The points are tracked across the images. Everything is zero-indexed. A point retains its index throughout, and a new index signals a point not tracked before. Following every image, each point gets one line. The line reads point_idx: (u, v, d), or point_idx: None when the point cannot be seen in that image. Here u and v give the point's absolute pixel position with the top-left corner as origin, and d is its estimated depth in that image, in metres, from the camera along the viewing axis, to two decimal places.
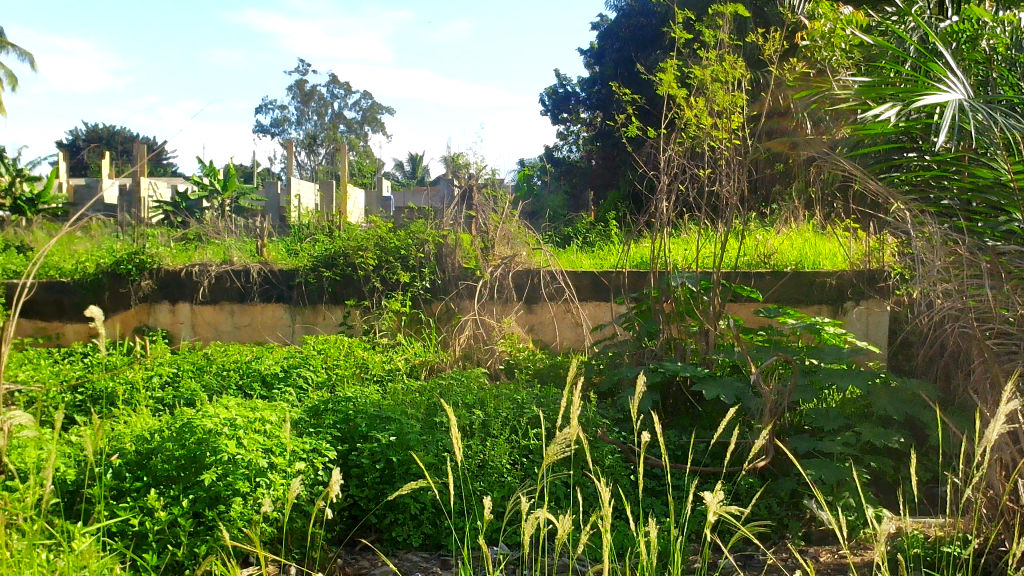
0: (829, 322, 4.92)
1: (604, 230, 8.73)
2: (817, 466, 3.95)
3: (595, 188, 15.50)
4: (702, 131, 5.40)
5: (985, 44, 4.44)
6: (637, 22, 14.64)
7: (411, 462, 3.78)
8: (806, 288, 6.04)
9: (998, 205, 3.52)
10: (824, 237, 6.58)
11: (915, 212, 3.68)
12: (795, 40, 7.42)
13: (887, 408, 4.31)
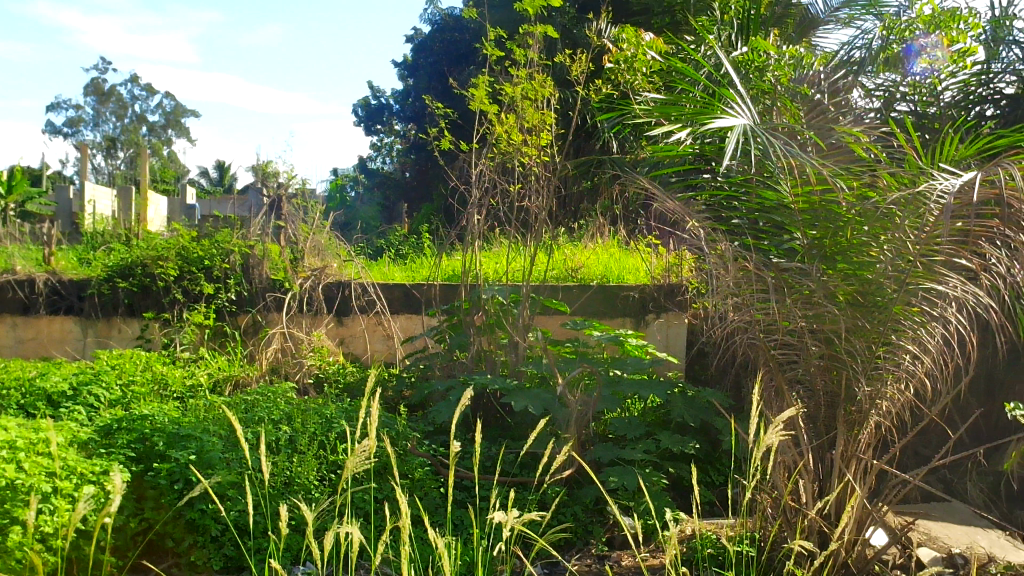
0: (631, 334, 5.14)
1: (416, 243, 8.73)
2: (619, 473, 4.09)
3: (409, 200, 15.48)
4: (512, 148, 5.50)
5: (770, 78, 4.82)
6: (451, 37, 14.81)
7: (212, 481, 3.63)
8: (610, 301, 6.27)
9: (782, 225, 3.76)
10: (628, 252, 6.85)
11: (708, 231, 3.90)
12: (601, 62, 7.73)
13: (684, 416, 4.54)
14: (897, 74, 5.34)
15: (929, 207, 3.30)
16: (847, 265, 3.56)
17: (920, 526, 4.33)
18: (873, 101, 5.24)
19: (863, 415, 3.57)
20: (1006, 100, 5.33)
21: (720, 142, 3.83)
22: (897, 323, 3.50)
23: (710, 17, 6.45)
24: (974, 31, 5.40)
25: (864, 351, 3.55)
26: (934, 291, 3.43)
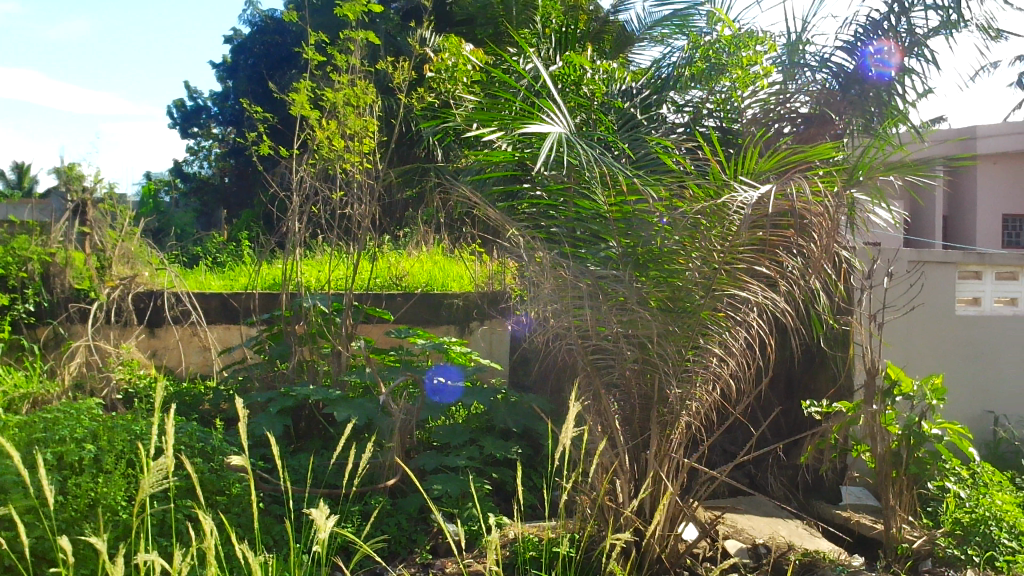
0: (455, 341, 5.16)
1: (235, 250, 8.45)
2: (444, 481, 4.10)
3: (228, 207, 14.96)
4: (334, 155, 5.41)
5: (585, 90, 5.12)
6: (271, 40, 14.45)
7: (5, 506, 3.37)
8: (434, 309, 6.26)
9: (598, 233, 3.89)
10: (452, 260, 6.89)
11: (528, 238, 3.97)
12: (423, 70, 7.75)
13: (506, 421, 4.61)
14: (702, 91, 5.54)
15: (730, 216, 3.49)
16: (659, 273, 3.72)
17: (727, 520, 4.57)
18: (682, 117, 5.52)
19: (675, 415, 3.76)
20: (800, 119, 5.81)
21: (538, 150, 3.92)
22: (704, 328, 3.70)
23: (532, 30, 6.57)
24: (772, 53, 5.76)
25: (674, 354, 3.73)
26: (738, 296, 3.65)
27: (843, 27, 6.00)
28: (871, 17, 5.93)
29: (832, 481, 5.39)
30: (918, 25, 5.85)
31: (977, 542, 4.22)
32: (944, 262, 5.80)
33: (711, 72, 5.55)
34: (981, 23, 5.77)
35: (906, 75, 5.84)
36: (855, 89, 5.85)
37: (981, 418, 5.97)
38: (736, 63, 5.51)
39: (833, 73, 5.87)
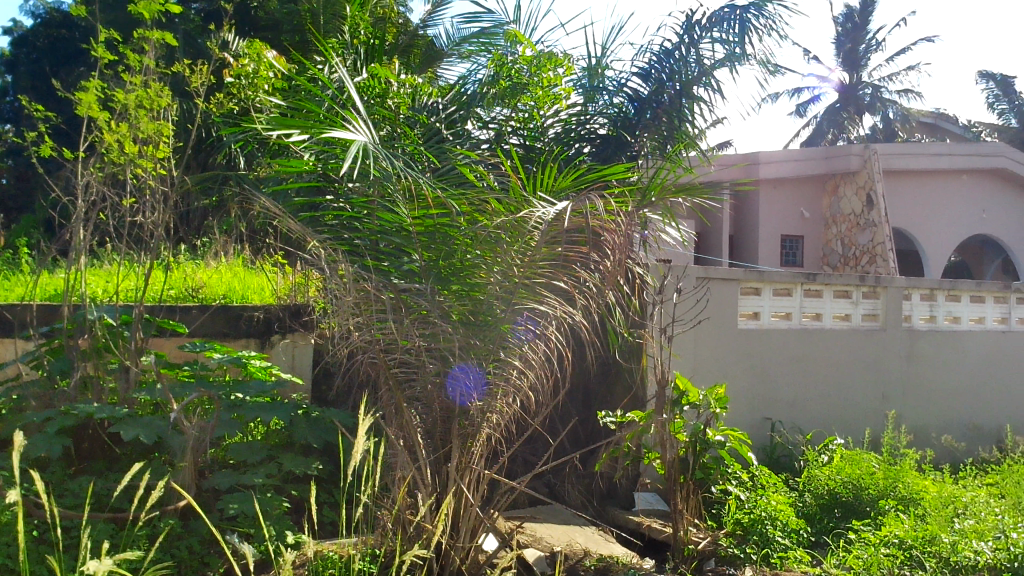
0: (254, 356, 5.00)
1: (10, 258, 7.82)
2: (240, 501, 3.94)
3: (4, 211, 13.84)
4: (124, 159, 5.12)
5: (391, 103, 5.21)
6: (57, 34, 13.54)
7: None
8: (233, 322, 5.98)
9: (401, 247, 3.90)
10: (253, 272, 6.66)
11: (330, 250, 3.89)
12: (223, 74, 7.48)
13: (307, 437, 4.50)
14: (507, 108, 5.65)
15: (528, 231, 3.59)
16: (461, 287, 3.80)
17: (527, 529, 4.66)
18: (487, 133, 5.60)
19: (476, 428, 3.78)
20: (599, 140, 6.06)
21: (340, 161, 3.88)
22: (505, 340, 3.77)
23: (339, 40, 6.49)
24: (571, 75, 5.98)
25: (475, 367, 3.77)
26: (537, 310, 3.75)
27: (638, 54, 6.31)
28: (665, 46, 6.25)
29: (627, 487, 5.61)
30: (706, 56, 6.22)
31: (755, 540, 4.59)
32: (728, 279, 6.19)
33: (514, 90, 5.67)
34: (761, 58, 6.21)
35: (695, 102, 6.20)
36: (649, 114, 6.16)
37: (760, 425, 6.37)
38: (536, 84, 5.71)
39: (630, 98, 6.18)
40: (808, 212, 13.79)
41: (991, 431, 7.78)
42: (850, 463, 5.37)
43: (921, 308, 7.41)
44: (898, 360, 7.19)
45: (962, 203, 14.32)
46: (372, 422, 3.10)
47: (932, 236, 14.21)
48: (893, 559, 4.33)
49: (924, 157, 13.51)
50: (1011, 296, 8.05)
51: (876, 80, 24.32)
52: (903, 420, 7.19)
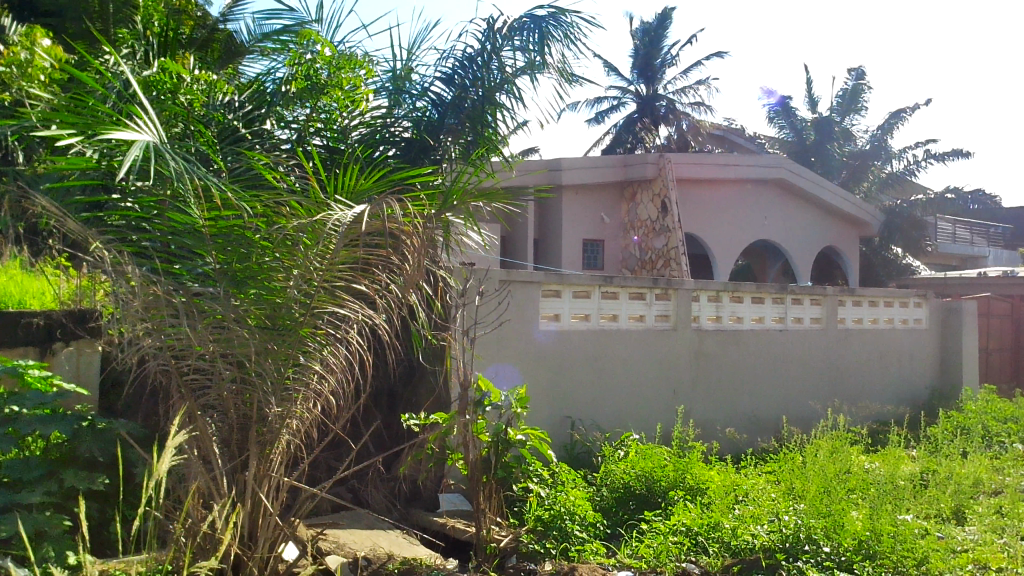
0: (34, 365, 4.60)
1: None
2: (14, 521, 3.67)
3: None
4: None
5: (182, 99, 4.94)
6: None
7: None
8: (9, 329, 5.48)
9: (193, 249, 3.76)
10: (32, 275, 6.19)
11: (116, 251, 3.68)
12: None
13: (91, 451, 4.24)
14: (307, 108, 5.55)
15: (326, 234, 3.51)
16: (258, 289, 3.67)
17: (329, 535, 4.60)
18: (288, 132, 5.46)
19: (274, 434, 3.70)
20: (404, 143, 6.09)
21: (127, 160, 3.71)
22: (304, 345, 3.70)
23: (128, 30, 6.16)
24: (372, 78, 5.97)
25: (273, 372, 3.68)
26: (337, 314, 3.72)
27: (441, 58, 6.36)
28: (467, 51, 6.33)
29: (431, 490, 5.64)
30: (507, 64, 6.35)
31: (554, 535, 4.72)
32: (529, 281, 6.35)
33: (314, 90, 5.58)
34: (559, 67, 6.40)
35: (497, 109, 6.32)
36: (451, 118, 6.25)
37: (560, 423, 6.57)
38: (334, 85, 5.62)
39: (433, 102, 6.22)
40: (608, 216, 14.20)
41: (770, 423, 8.36)
42: (643, 457, 5.62)
43: (707, 308, 7.87)
44: (688, 358, 7.61)
45: (745, 210, 15.32)
46: (180, 442, 2.93)
47: (720, 240, 15.10)
48: (680, 546, 4.61)
49: (712, 167, 14.34)
50: (787, 297, 8.69)
51: (670, 93, 25.59)
52: (692, 414, 7.62)
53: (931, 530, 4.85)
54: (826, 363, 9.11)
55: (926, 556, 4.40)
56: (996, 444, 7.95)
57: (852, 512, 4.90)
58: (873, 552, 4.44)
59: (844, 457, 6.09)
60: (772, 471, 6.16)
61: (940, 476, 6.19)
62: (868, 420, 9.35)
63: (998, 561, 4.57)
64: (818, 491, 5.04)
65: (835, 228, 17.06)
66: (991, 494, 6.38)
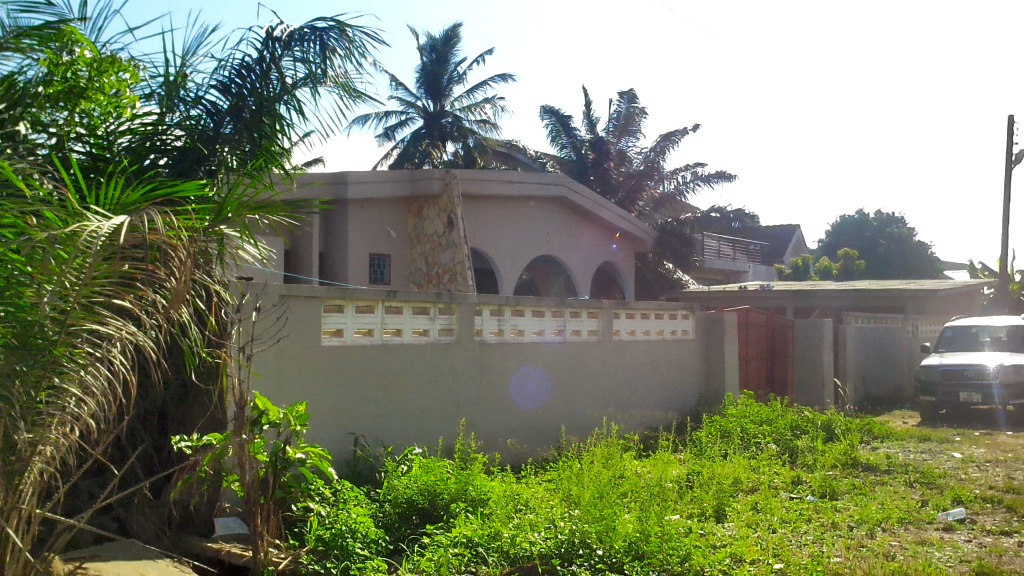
0: None
1: None
2: None
3: None
4: None
5: None
6: None
7: None
8: None
9: None
10: None
11: None
12: None
13: None
14: (68, 111, 5.19)
15: (81, 246, 3.25)
16: (7, 305, 3.37)
17: (90, 569, 4.26)
18: (46, 136, 5.07)
19: (24, 463, 3.44)
20: (176, 152, 5.80)
21: None
22: (59, 366, 3.43)
23: None
24: (139, 84, 5.68)
25: (22, 395, 3.39)
26: (98, 332, 3.49)
27: (218, 66, 6.14)
28: (244, 60, 6.15)
29: (204, 515, 5.39)
30: (287, 75, 6.22)
31: (335, 554, 4.64)
32: (310, 296, 6.23)
33: (76, 93, 5.21)
34: (341, 81, 6.35)
35: (277, 121, 6.18)
36: (228, 128, 6.05)
37: (343, 439, 6.48)
38: (96, 89, 5.29)
39: (208, 111, 6.01)
40: (394, 231, 14.21)
41: (551, 433, 8.63)
42: (426, 471, 5.64)
43: (490, 322, 8.01)
44: (470, 372, 7.72)
45: (528, 226, 15.76)
46: None
47: (505, 255, 15.44)
48: (460, 558, 4.66)
49: (496, 183, 14.65)
50: (565, 311, 9.01)
51: (456, 110, 25.93)
52: (474, 427, 7.74)
53: (693, 527, 5.20)
54: (603, 373, 9.52)
55: (689, 553, 4.70)
56: (752, 445, 8.60)
57: (624, 515, 5.14)
58: (642, 551, 4.70)
59: (618, 463, 6.37)
60: (552, 479, 6.37)
61: (704, 477, 6.63)
62: (640, 427, 9.87)
63: (751, 553, 4.96)
64: (593, 496, 5.25)
65: (612, 244, 17.90)
66: (747, 491, 6.87)
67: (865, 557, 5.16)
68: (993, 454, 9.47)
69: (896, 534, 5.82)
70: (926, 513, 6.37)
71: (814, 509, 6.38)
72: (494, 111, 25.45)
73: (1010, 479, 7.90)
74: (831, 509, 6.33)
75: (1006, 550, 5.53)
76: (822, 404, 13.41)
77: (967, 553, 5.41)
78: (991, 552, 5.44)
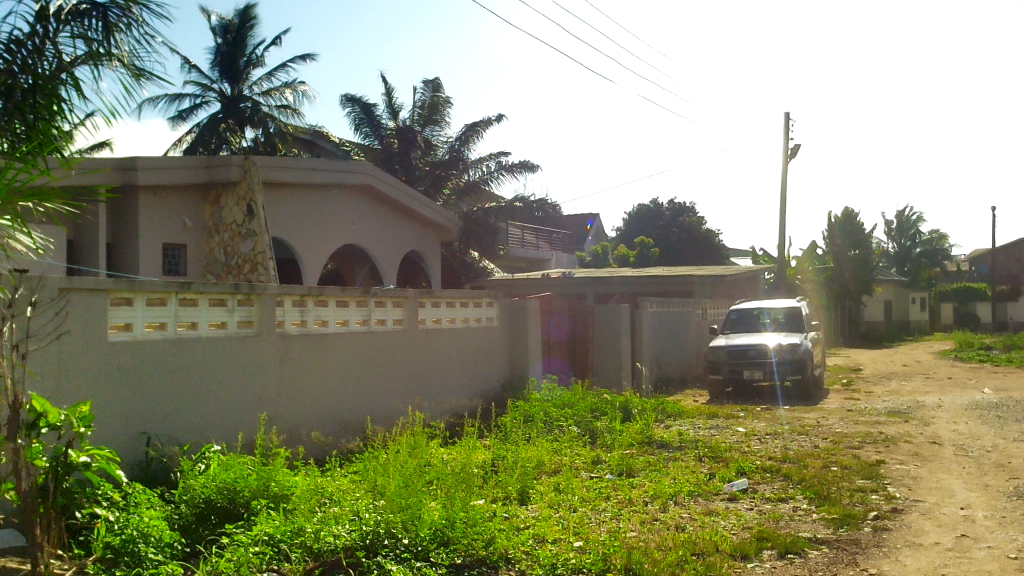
0: None
1: None
2: None
3: None
4: None
5: None
6: None
7: None
8: None
9: None
10: None
11: None
12: None
13: None
14: None
15: None
16: None
17: None
18: None
19: None
20: None
21: None
22: None
23: None
24: None
25: None
26: None
27: None
28: (14, 36, 5.68)
29: None
30: (64, 53, 5.78)
31: (125, 561, 4.39)
32: (94, 289, 5.85)
33: None
34: (126, 61, 5.97)
35: (54, 101, 5.69)
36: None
37: (134, 439, 6.14)
38: None
39: None
40: (190, 219, 13.59)
41: (355, 424, 8.53)
42: (225, 468, 5.44)
43: (291, 313, 7.81)
44: (270, 365, 7.50)
45: (332, 215, 15.46)
46: None
47: (308, 245, 15.08)
48: (262, 556, 4.47)
49: (299, 171, 14.28)
50: (369, 301, 8.91)
51: (256, 94, 25.10)
52: (275, 421, 7.53)
53: (498, 511, 5.31)
54: (408, 362, 9.50)
55: (492, 537, 4.83)
56: (555, 428, 8.86)
57: (430, 502, 5.16)
58: (447, 538, 4.77)
59: (423, 451, 6.39)
60: (358, 470, 6.30)
61: (508, 461, 6.76)
62: (444, 415, 9.94)
63: (553, 533, 5.13)
64: (398, 486, 5.24)
65: (417, 234, 17.87)
66: (549, 473, 7.08)
67: (658, 530, 5.44)
68: (772, 427, 10.21)
69: (686, 506, 6.17)
70: (713, 485, 6.79)
71: (611, 487, 6.65)
72: (296, 97, 24.82)
73: (786, 449, 8.55)
74: (627, 486, 6.62)
75: (782, 515, 5.99)
76: (620, 386, 14.06)
77: (749, 520, 5.82)
78: (769, 518, 5.87)
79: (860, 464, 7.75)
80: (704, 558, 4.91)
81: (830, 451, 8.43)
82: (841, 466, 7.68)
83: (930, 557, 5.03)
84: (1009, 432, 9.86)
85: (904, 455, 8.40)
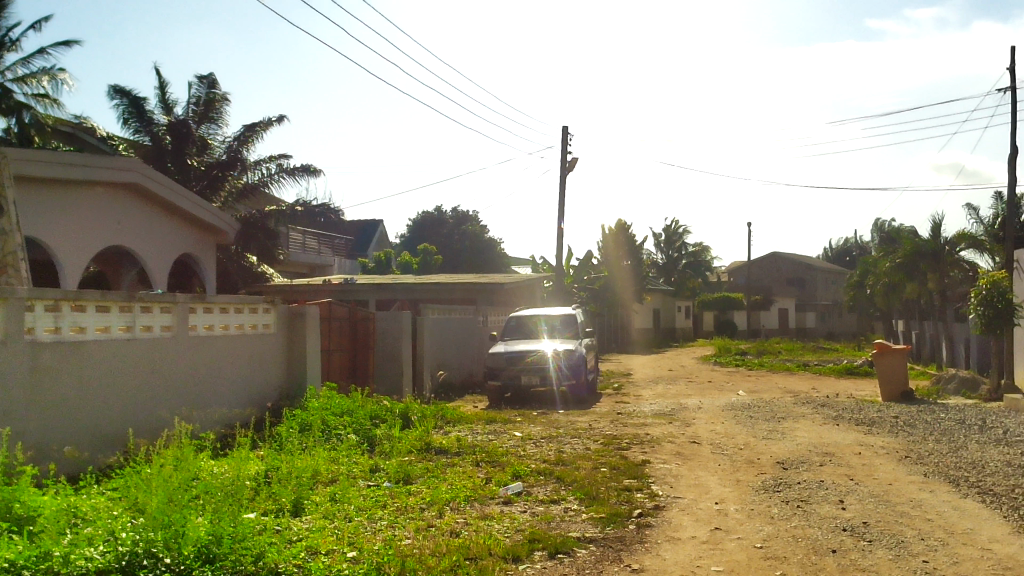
0: None
1: None
2: None
3: None
4: None
5: None
6: None
7: None
8: None
9: None
10: None
11: None
12: None
13: None
14: None
15: None
16: None
17: None
18: None
19: None
20: None
21: None
22: None
23: None
24: None
25: None
26: None
27: None
28: None
29: None
30: None
31: None
32: None
33: None
34: None
35: None
36: None
37: None
38: None
39: None
40: None
41: (115, 437, 8.00)
42: None
43: (44, 319, 7.21)
44: (18, 375, 6.88)
45: (95, 214, 14.42)
46: None
47: (67, 245, 13.99)
48: None
49: (57, 166, 13.22)
50: (134, 306, 8.39)
51: (8, 81, 23.06)
52: (23, 436, 6.92)
53: (268, 524, 5.15)
54: (176, 372, 9.03)
55: (262, 551, 4.68)
56: (333, 436, 8.70)
57: (196, 518, 4.93)
58: (212, 555, 4.54)
59: (189, 464, 6.07)
60: (116, 487, 5.89)
61: (283, 472, 6.55)
62: (215, 426, 9.53)
63: (327, 545, 5.03)
64: (161, 502, 4.96)
65: (191, 236, 17.04)
66: (325, 482, 6.93)
67: (432, 536, 5.46)
68: (547, 431, 10.53)
69: (462, 511, 6.23)
70: (489, 489, 6.90)
71: (388, 494, 6.61)
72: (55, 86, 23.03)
73: (559, 452, 8.83)
74: (404, 493, 6.60)
75: (554, 516, 6.18)
76: (400, 393, 14.13)
77: (522, 522, 5.95)
78: (541, 519, 6.03)
79: (627, 464, 8.13)
80: (477, 562, 4.97)
81: (600, 453, 8.79)
82: (610, 466, 8.03)
83: (688, 550, 5.35)
84: (759, 431, 10.68)
85: (666, 455, 8.90)
